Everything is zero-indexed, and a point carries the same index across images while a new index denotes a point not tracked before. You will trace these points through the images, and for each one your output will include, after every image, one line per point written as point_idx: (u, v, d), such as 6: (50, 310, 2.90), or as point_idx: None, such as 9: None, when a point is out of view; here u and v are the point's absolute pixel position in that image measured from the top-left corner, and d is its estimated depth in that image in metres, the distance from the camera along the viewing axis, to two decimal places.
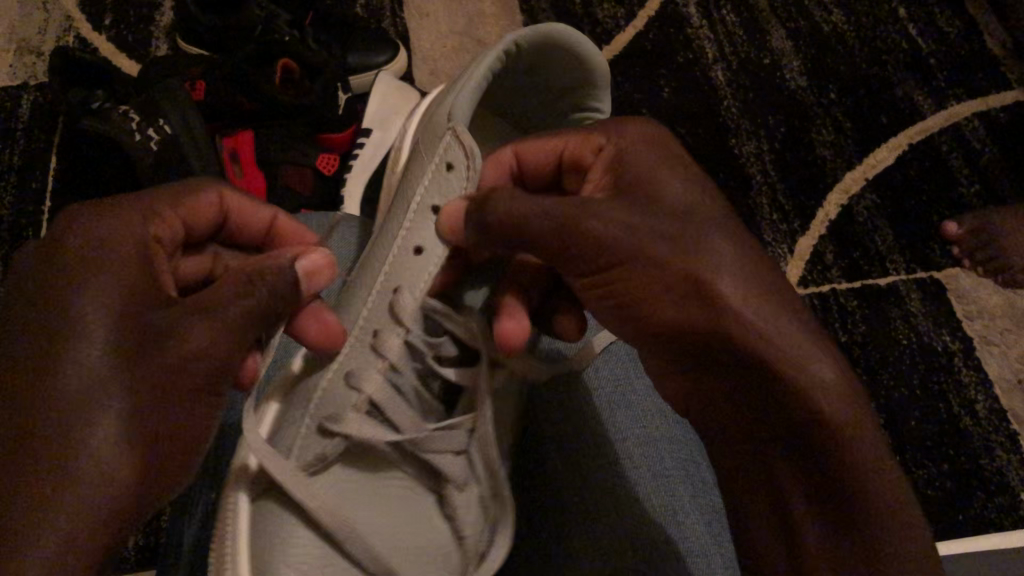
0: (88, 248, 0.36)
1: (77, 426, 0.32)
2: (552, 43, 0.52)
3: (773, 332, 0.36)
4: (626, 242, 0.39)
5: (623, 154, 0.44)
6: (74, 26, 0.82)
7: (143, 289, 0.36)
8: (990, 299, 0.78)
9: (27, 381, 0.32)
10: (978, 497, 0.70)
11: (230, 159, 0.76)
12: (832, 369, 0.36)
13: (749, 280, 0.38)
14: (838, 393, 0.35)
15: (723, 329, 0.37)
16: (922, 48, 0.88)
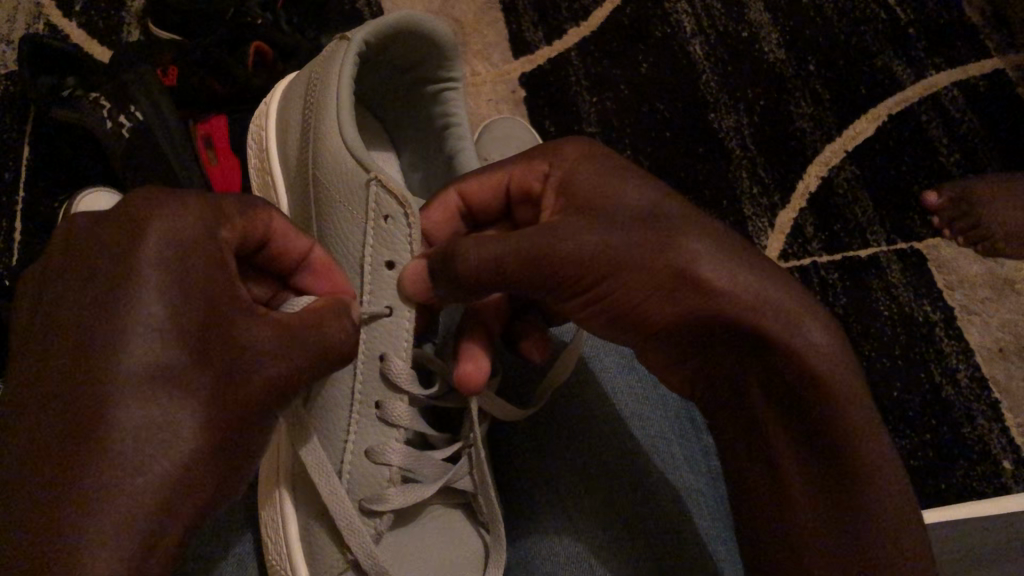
0: (159, 252, 0.35)
1: (139, 428, 0.32)
2: (402, 34, 0.52)
3: (781, 315, 0.39)
4: (622, 255, 0.41)
5: (567, 170, 0.47)
6: (44, 13, 0.80)
7: (208, 303, 0.36)
8: (971, 268, 0.78)
9: (98, 384, 0.32)
10: (960, 465, 0.71)
11: (202, 143, 0.73)
12: (819, 326, 0.39)
13: (730, 258, 0.41)
14: (841, 364, 0.38)
15: (751, 319, 0.39)
16: (901, 18, 0.88)
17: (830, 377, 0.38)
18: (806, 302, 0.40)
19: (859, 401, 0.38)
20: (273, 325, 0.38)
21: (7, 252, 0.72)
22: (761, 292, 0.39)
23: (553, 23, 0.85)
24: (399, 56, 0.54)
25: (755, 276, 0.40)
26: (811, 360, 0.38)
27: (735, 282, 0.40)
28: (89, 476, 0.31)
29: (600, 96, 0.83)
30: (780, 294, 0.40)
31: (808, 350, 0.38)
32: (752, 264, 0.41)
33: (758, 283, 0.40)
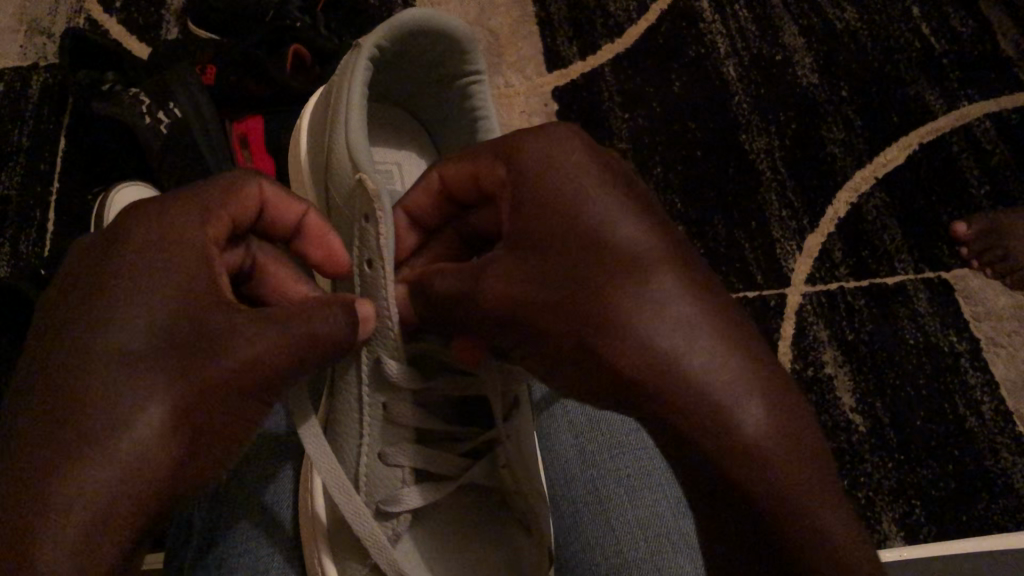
0: (147, 245, 0.36)
1: (113, 418, 0.32)
2: (415, 31, 0.51)
3: (712, 385, 0.31)
4: (558, 292, 0.34)
5: (530, 169, 0.37)
6: (85, 7, 0.81)
7: (181, 320, 0.35)
8: (998, 301, 0.77)
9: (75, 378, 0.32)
10: (982, 498, 0.70)
11: (238, 143, 0.74)
12: (763, 403, 0.31)
13: (670, 307, 0.33)
14: (782, 471, 0.30)
15: (684, 390, 0.31)
16: (935, 48, 0.88)
17: (754, 459, 0.30)
18: (761, 370, 0.32)
19: (798, 497, 0.30)
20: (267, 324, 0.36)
21: (40, 242, 0.72)
22: (689, 355, 0.32)
23: (587, 38, 0.86)
24: (419, 54, 0.54)
25: (686, 327, 0.32)
26: (729, 438, 0.31)
27: (655, 336, 0.32)
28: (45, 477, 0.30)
29: (631, 113, 0.83)
30: (712, 369, 0.32)
31: (736, 435, 0.31)
32: (703, 314, 0.33)
33: (693, 339, 0.32)
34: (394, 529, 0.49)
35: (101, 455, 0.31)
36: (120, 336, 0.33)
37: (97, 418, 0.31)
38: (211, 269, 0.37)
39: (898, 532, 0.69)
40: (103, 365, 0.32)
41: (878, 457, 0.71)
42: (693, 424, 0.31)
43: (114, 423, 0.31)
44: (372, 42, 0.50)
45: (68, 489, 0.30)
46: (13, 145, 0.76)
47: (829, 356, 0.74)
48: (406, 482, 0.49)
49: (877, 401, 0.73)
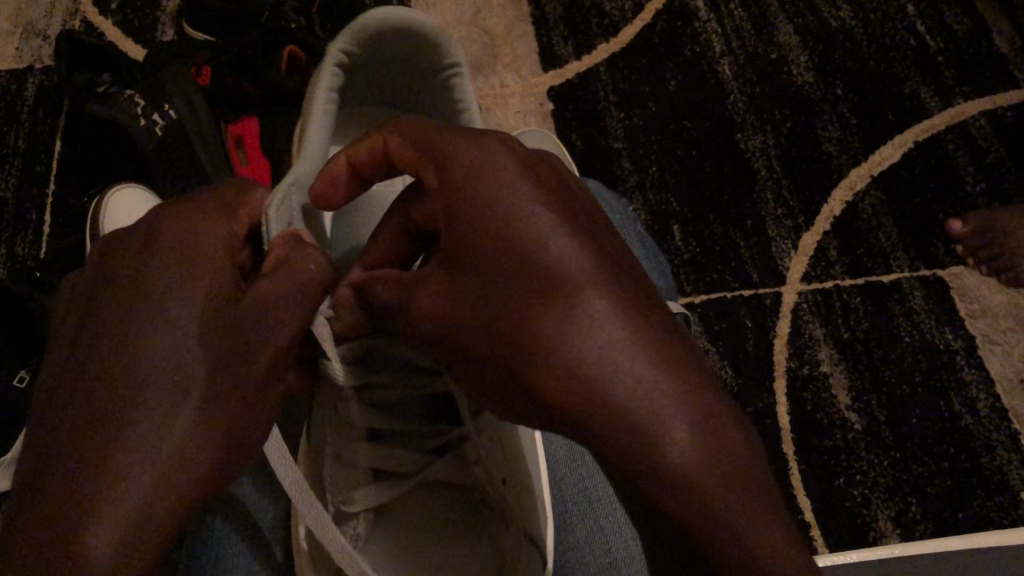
0: (164, 228, 0.35)
1: (148, 396, 0.30)
2: (379, 32, 0.50)
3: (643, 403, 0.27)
4: (479, 296, 0.30)
5: (445, 157, 0.34)
6: (80, 9, 0.81)
7: (212, 313, 0.33)
8: (993, 299, 0.77)
9: (98, 359, 0.31)
10: (978, 496, 0.70)
11: (235, 145, 0.75)
12: (685, 408, 0.27)
13: (579, 298, 0.28)
14: (713, 493, 0.26)
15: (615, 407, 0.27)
16: (929, 46, 0.88)
17: (664, 469, 0.26)
18: (685, 371, 0.28)
19: (718, 511, 0.26)
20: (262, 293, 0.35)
21: (37, 244, 0.72)
22: (598, 347, 0.27)
23: (582, 38, 0.86)
24: (394, 55, 0.52)
25: (619, 344, 0.27)
26: (642, 446, 0.26)
27: (561, 332, 0.28)
28: (76, 455, 0.28)
29: (627, 113, 0.83)
30: (645, 386, 0.27)
31: (654, 436, 0.26)
32: (623, 306, 0.28)
33: (607, 332, 0.28)
34: (351, 532, 0.45)
35: (137, 454, 0.29)
36: (153, 333, 0.31)
37: (132, 413, 0.29)
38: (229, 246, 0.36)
39: (894, 530, 0.69)
40: (132, 360, 0.30)
41: (874, 455, 0.72)
42: (606, 434, 0.27)
43: (156, 387, 0.30)
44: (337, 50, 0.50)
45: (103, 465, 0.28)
46: (9, 147, 0.76)
47: (825, 354, 0.74)
48: (360, 482, 0.46)
49: (873, 399, 0.74)
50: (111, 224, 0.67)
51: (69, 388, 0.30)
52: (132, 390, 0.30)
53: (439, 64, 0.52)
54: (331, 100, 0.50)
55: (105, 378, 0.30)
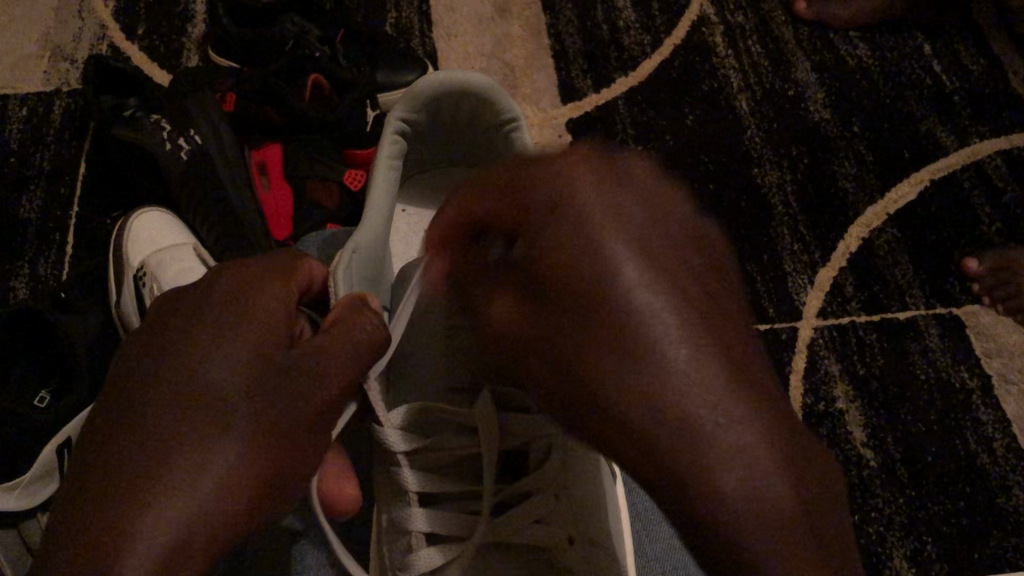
0: (230, 283, 0.36)
1: (203, 431, 0.31)
2: (444, 97, 0.48)
3: (697, 389, 0.30)
4: (560, 280, 0.33)
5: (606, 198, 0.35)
6: (108, 35, 0.82)
7: (270, 366, 0.34)
8: (1009, 338, 0.77)
9: (158, 395, 0.32)
10: (993, 536, 0.70)
11: (258, 171, 0.77)
12: (746, 423, 0.30)
13: (649, 343, 0.31)
14: (745, 476, 0.29)
15: (672, 388, 0.31)
16: (946, 85, 0.89)
17: (699, 437, 0.30)
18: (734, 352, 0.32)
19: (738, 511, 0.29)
20: (315, 352, 0.36)
21: (59, 265, 0.73)
22: (675, 336, 0.31)
23: (602, 71, 0.87)
24: (456, 115, 0.49)
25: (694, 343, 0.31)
26: (683, 420, 0.30)
27: (660, 326, 0.31)
28: (129, 481, 0.30)
29: (644, 145, 0.84)
30: (704, 373, 0.31)
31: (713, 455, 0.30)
32: (697, 330, 0.31)
33: (681, 327, 0.31)
34: None
35: (188, 480, 0.30)
36: (210, 368, 0.33)
37: (174, 446, 0.31)
38: (285, 299, 0.38)
39: (909, 568, 0.69)
40: (187, 398, 0.32)
41: (890, 492, 0.71)
42: (653, 403, 0.31)
43: (213, 430, 0.31)
44: (400, 114, 0.48)
45: (152, 498, 0.29)
46: (35, 169, 0.77)
47: (840, 391, 0.75)
48: (416, 546, 0.47)
49: (888, 435, 0.73)
50: (134, 249, 0.69)
51: (124, 421, 0.31)
52: (188, 422, 0.31)
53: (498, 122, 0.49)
54: (389, 169, 0.48)
55: (167, 412, 0.31)
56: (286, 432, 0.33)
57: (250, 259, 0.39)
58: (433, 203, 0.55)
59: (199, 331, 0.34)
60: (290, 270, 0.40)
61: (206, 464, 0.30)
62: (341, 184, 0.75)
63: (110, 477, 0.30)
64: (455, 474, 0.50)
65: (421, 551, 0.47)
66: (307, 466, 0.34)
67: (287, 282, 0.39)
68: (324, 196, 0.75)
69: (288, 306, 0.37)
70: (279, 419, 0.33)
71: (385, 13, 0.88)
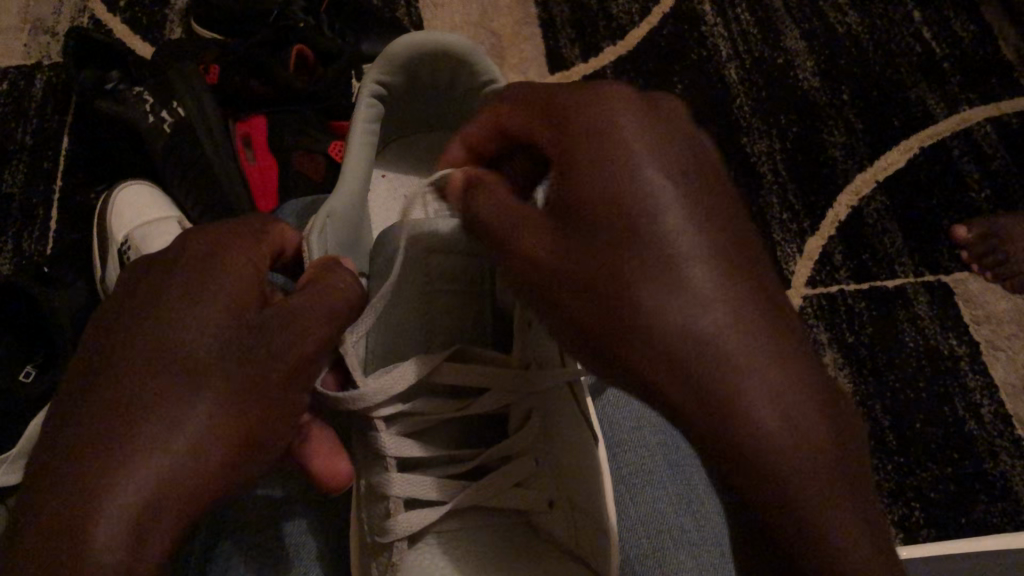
0: (203, 247, 0.36)
1: (166, 407, 0.31)
2: (419, 58, 0.47)
3: (745, 367, 0.27)
4: (601, 232, 0.30)
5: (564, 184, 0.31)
6: (88, 6, 0.81)
7: (240, 335, 0.34)
8: (997, 305, 0.77)
9: (126, 368, 0.32)
10: (981, 501, 0.70)
11: (243, 144, 0.75)
12: (776, 376, 0.27)
13: (686, 284, 0.28)
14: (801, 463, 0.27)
15: (722, 361, 0.27)
16: (936, 52, 0.88)
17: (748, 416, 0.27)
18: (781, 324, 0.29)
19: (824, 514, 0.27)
20: (290, 313, 0.36)
21: (43, 239, 0.72)
22: (707, 295, 0.28)
23: (590, 40, 0.86)
24: (435, 77, 0.49)
25: (736, 313, 0.28)
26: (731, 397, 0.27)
27: (700, 286, 0.28)
28: (95, 457, 0.30)
29: None
30: (758, 344, 0.28)
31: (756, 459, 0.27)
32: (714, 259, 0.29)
33: (718, 291, 0.28)
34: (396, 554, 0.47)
35: (153, 455, 0.30)
36: (181, 327, 0.33)
37: (147, 402, 0.31)
38: (259, 263, 0.37)
39: (897, 533, 0.69)
40: (159, 355, 0.32)
41: (877, 459, 0.72)
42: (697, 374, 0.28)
43: (179, 404, 0.31)
44: (376, 76, 0.47)
45: (116, 475, 0.29)
46: (16, 143, 0.76)
47: (829, 359, 0.75)
48: (396, 510, 0.47)
49: (876, 403, 0.74)
50: (119, 222, 0.68)
51: (92, 394, 0.31)
52: (160, 377, 0.32)
53: (476, 82, 0.48)
54: (367, 132, 0.48)
55: (135, 385, 0.31)
56: (253, 401, 0.33)
57: (224, 221, 0.39)
58: (411, 170, 0.54)
59: (171, 298, 0.33)
60: (270, 236, 0.40)
61: (171, 441, 0.31)
62: (327, 157, 0.74)
63: (78, 452, 0.30)
64: (433, 438, 0.50)
65: (403, 514, 0.46)
66: (276, 435, 0.35)
67: (263, 246, 0.38)
68: (309, 168, 0.74)
69: (261, 271, 0.37)
70: (249, 390, 0.33)
71: None
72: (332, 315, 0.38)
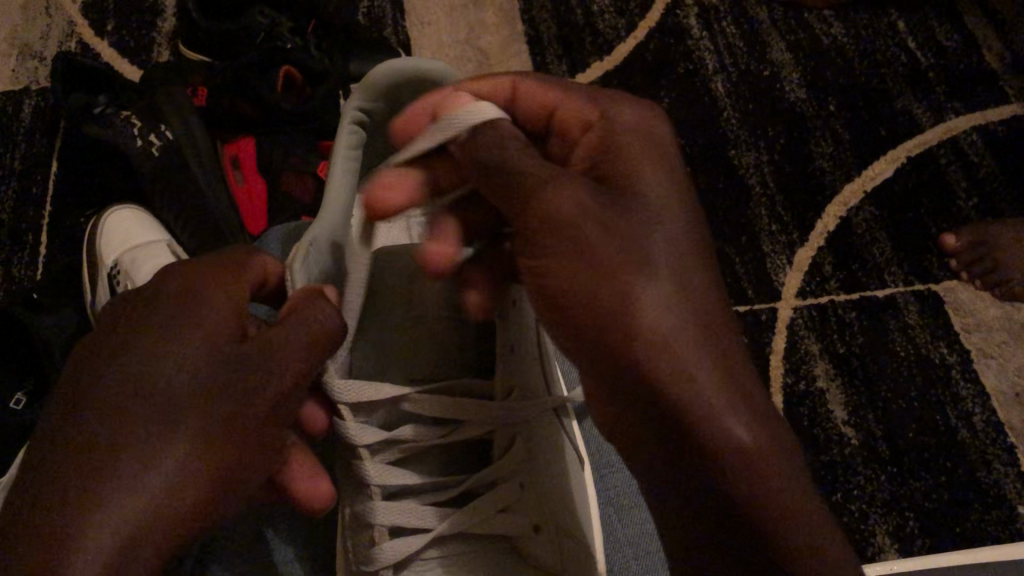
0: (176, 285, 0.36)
1: (141, 448, 0.32)
2: (402, 82, 0.47)
3: (716, 383, 0.34)
4: (609, 237, 0.36)
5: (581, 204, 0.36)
6: (76, 31, 0.81)
7: (215, 375, 0.34)
8: (988, 312, 0.77)
9: (100, 408, 0.32)
10: (975, 510, 0.70)
11: (231, 164, 0.77)
12: (740, 399, 0.34)
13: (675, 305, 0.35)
14: (763, 465, 0.33)
15: (702, 374, 0.34)
16: (921, 62, 0.89)
17: (719, 422, 0.33)
18: (737, 362, 0.35)
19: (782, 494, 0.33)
20: (265, 352, 0.36)
21: (33, 265, 0.72)
22: (684, 320, 0.35)
23: (577, 56, 0.86)
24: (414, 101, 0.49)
25: (708, 344, 0.35)
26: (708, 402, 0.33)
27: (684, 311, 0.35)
28: (74, 495, 0.30)
29: None
30: (724, 374, 0.34)
31: (723, 445, 0.33)
32: (697, 302, 0.36)
33: (699, 321, 0.35)
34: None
35: (131, 494, 0.31)
36: (163, 350, 0.34)
37: (127, 425, 0.32)
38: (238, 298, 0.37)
39: (892, 544, 0.69)
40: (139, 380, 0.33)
41: (870, 469, 0.72)
42: (676, 374, 0.34)
43: (153, 446, 0.32)
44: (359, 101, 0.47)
45: (94, 513, 0.30)
46: (6, 170, 0.76)
47: (821, 370, 0.75)
48: (381, 540, 0.46)
49: (869, 413, 0.74)
50: (108, 246, 0.68)
51: (66, 435, 0.32)
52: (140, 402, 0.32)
53: None
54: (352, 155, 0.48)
55: (110, 427, 0.32)
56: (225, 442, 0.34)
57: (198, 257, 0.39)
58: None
59: (144, 338, 0.34)
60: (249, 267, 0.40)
61: (148, 480, 0.31)
62: (315, 176, 0.75)
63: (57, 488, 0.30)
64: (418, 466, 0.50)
65: (387, 544, 0.46)
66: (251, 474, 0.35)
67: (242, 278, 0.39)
68: (300, 189, 0.75)
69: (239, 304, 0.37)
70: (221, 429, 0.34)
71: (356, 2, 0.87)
72: (309, 349, 0.38)
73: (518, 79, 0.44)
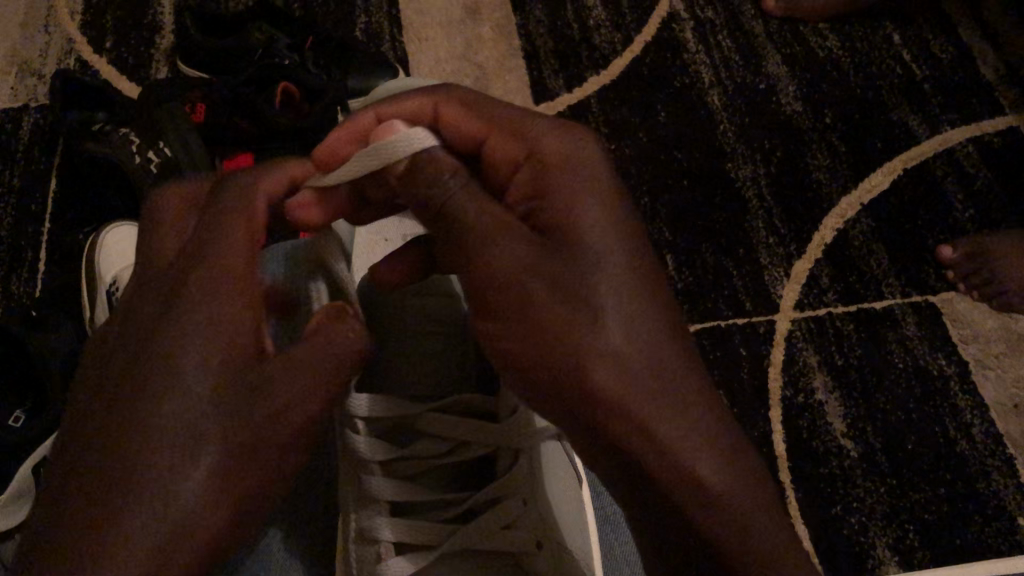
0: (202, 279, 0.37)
1: (171, 451, 0.32)
2: None
3: (674, 427, 0.35)
4: (552, 288, 0.36)
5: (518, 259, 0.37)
6: (75, 48, 0.82)
7: (243, 376, 0.35)
8: (985, 324, 0.78)
9: (131, 411, 0.33)
10: (975, 521, 0.70)
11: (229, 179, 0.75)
12: (700, 437, 0.35)
13: (625, 350, 0.36)
14: (730, 500, 0.34)
15: (656, 422, 0.35)
16: (916, 74, 0.89)
17: (683, 466, 0.34)
18: (696, 390, 0.36)
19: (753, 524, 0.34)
20: (295, 353, 0.37)
21: (32, 282, 0.73)
22: (636, 365, 0.35)
23: (574, 70, 0.87)
24: None
25: (660, 385, 0.35)
26: (665, 449, 0.34)
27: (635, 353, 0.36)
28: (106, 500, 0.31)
29: (618, 144, 0.84)
30: (681, 413, 0.35)
31: (684, 485, 0.34)
32: (647, 338, 0.36)
33: (650, 362, 0.36)
34: None
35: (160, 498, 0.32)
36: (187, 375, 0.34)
37: (159, 435, 0.33)
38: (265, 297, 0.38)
39: (892, 556, 0.69)
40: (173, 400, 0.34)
41: (870, 481, 0.72)
42: (633, 424, 0.35)
43: (184, 448, 0.33)
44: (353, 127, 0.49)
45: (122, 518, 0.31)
46: (5, 187, 0.76)
47: (819, 382, 0.75)
48: (386, 556, 0.46)
49: (868, 425, 0.74)
50: (108, 262, 0.68)
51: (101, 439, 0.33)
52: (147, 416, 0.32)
53: None
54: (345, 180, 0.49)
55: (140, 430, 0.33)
56: (257, 442, 0.34)
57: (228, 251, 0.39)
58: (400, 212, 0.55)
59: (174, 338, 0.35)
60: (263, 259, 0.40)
61: (180, 482, 0.32)
62: None
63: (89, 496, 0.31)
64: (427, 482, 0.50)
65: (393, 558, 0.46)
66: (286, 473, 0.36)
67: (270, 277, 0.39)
68: None
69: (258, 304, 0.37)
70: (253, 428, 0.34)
71: (354, 18, 0.88)
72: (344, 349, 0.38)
73: (438, 103, 0.44)
